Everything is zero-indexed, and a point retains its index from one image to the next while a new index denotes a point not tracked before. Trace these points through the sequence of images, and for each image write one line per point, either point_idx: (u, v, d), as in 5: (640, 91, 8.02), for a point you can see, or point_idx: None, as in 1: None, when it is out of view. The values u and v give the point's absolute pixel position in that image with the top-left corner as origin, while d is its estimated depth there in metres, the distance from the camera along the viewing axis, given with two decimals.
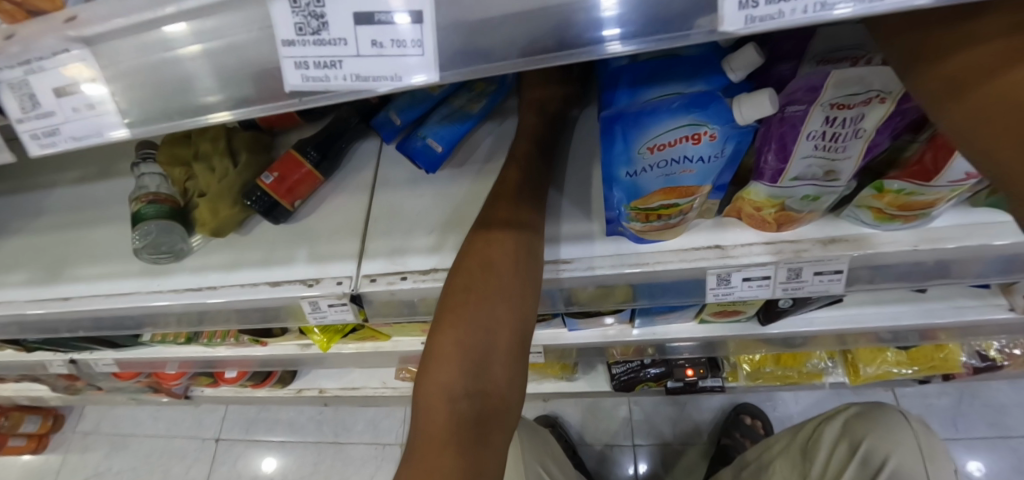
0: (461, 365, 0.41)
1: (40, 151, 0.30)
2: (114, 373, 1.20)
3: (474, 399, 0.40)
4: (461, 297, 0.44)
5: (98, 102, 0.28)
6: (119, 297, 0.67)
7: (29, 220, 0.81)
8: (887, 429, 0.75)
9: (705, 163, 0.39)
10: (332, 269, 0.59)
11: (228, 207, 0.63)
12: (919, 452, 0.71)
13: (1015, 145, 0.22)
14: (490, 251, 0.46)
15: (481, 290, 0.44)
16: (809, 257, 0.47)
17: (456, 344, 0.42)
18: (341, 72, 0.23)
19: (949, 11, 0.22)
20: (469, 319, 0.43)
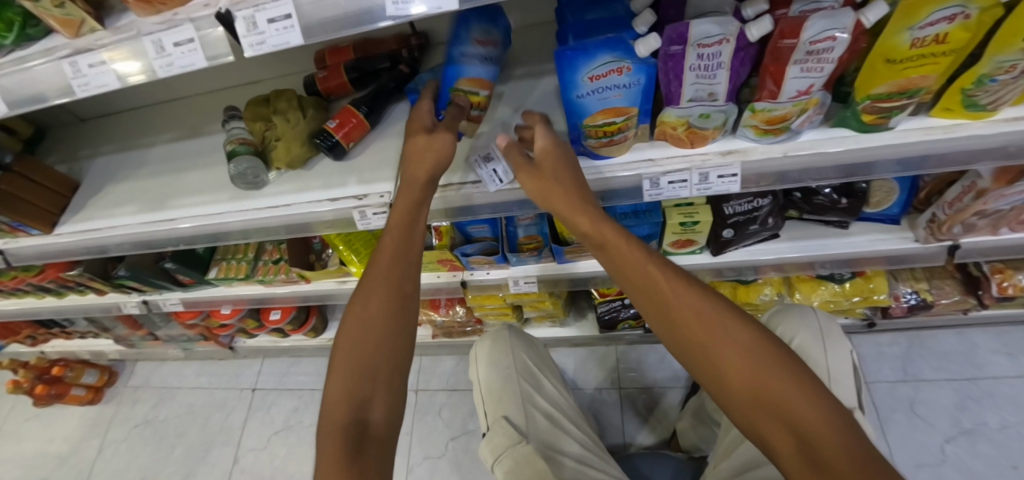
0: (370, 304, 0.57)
1: (254, 54, 0.47)
2: (175, 314, 1.41)
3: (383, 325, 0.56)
4: (352, 337, 0.55)
5: (290, 25, 0.45)
6: (214, 216, 0.88)
7: (137, 168, 1.04)
8: (796, 318, 0.85)
9: (627, 89, 0.60)
10: (376, 187, 0.80)
11: (297, 147, 0.85)
12: (818, 331, 0.81)
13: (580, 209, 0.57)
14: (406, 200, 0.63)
15: (365, 334, 0.55)
16: (712, 163, 0.67)
17: (375, 284, 0.58)
18: (416, 4, 0.42)
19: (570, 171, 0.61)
20: (364, 334, 0.55)
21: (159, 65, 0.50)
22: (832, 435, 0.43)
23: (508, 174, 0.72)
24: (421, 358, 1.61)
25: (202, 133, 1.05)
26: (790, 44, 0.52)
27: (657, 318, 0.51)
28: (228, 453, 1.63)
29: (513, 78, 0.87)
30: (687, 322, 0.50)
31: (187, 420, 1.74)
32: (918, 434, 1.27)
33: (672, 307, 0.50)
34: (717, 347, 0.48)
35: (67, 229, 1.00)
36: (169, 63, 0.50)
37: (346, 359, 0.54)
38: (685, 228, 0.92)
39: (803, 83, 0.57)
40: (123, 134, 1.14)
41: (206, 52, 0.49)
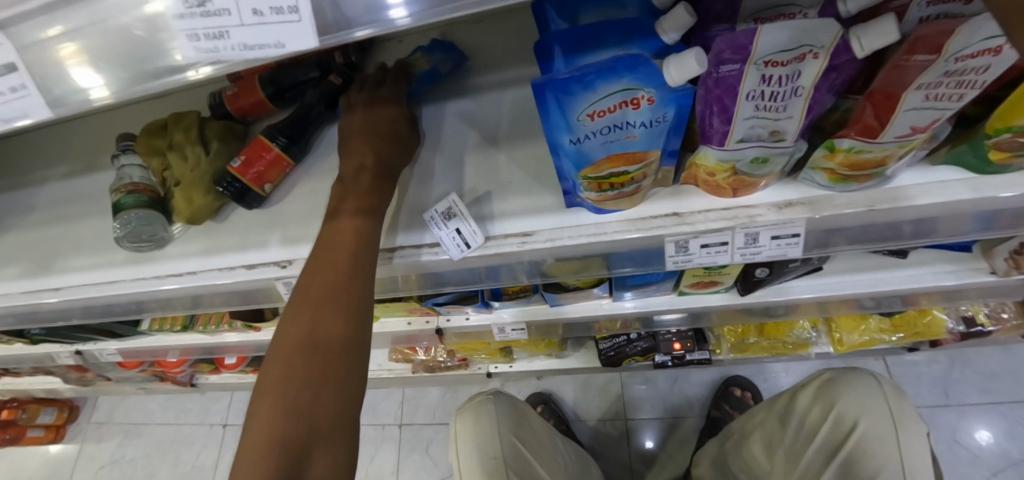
0: (316, 314, 0.44)
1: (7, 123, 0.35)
2: (118, 362, 1.24)
3: (325, 345, 0.43)
4: (296, 336, 0.43)
5: (18, 84, 0.32)
6: (107, 285, 0.68)
7: (19, 215, 0.83)
8: (856, 393, 0.66)
9: (647, 128, 0.39)
10: (303, 250, 0.60)
11: (199, 194, 0.64)
12: (888, 417, 0.62)
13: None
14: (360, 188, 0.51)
15: (309, 332, 0.43)
16: (764, 222, 0.47)
17: (320, 291, 0.46)
18: (229, 41, 0.27)
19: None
20: (309, 331, 0.43)
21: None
22: None
23: (476, 235, 0.52)
24: (405, 389, 1.43)
25: (96, 167, 0.83)
26: (923, 61, 0.31)
27: None
28: None
29: (479, 89, 0.65)
30: None
31: (156, 460, 1.59)
32: (959, 465, 1.13)
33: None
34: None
35: None
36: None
37: (286, 353, 0.42)
38: (709, 270, 0.73)
39: (923, 116, 0.36)
40: (8, 166, 0.92)
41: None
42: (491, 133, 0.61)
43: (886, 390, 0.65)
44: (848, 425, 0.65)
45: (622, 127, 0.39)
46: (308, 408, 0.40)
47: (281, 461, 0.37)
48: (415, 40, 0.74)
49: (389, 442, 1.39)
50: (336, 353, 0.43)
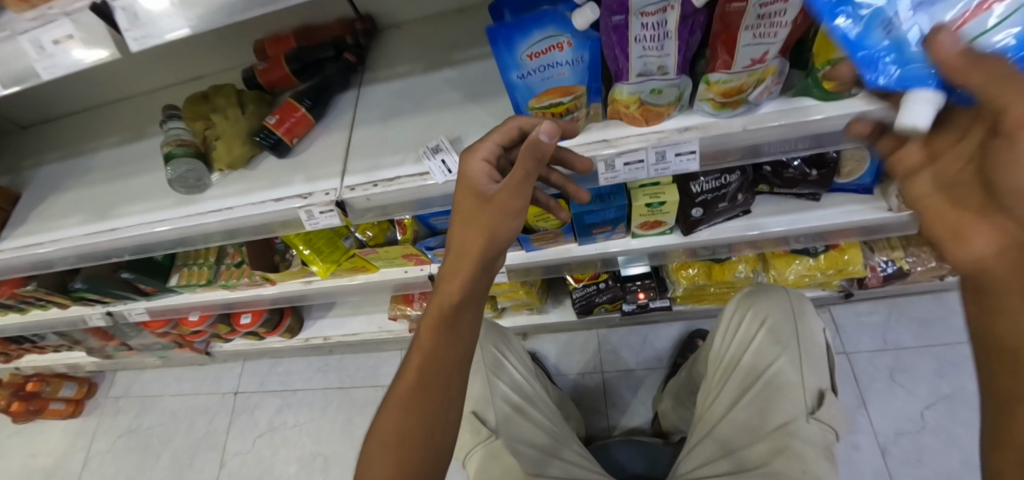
0: (454, 268, 0.52)
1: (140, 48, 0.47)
2: (144, 324, 1.37)
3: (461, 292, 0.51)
4: (449, 276, 0.52)
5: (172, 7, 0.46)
6: (156, 223, 0.83)
7: (77, 176, 0.99)
8: (766, 297, 0.81)
9: (572, 66, 0.56)
10: (322, 184, 0.76)
11: (239, 145, 0.80)
12: (788, 311, 0.78)
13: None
14: (475, 226, 0.51)
15: (458, 272, 0.52)
16: (668, 141, 0.63)
17: (463, 245, 0.52)
18: None
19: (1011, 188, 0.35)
20: (457, 271, 0.52)
21: (42, 66, 0.50)
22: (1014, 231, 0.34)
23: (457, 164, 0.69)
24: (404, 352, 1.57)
25: (142, 136, 0.99)
26: (739, 7, 0.49)
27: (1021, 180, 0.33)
28: (213, 459, 1.60)
29: (461, 61, 0.82)
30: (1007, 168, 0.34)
31: (170, 429, 1.70)
32: (897, 401, 1.27)
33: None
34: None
35: (4, 244, 0.95)
36: (55, 62, 0.50)
37: (448, 287, 0.52)
38: (652, 209, 0.88)
39: (757, 50, 0.53)
40: (64, 139, 1.08)
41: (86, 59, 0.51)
42: (471, 91, 0.78)
43: (788, 294, 0.81)
44: (760, 322, 0.80)
45: (553, 65, 0.55)
46: (435, 423, 0.48)
47: (434, 379, 0.49)
48: (411, 28, 0.91)
49: None
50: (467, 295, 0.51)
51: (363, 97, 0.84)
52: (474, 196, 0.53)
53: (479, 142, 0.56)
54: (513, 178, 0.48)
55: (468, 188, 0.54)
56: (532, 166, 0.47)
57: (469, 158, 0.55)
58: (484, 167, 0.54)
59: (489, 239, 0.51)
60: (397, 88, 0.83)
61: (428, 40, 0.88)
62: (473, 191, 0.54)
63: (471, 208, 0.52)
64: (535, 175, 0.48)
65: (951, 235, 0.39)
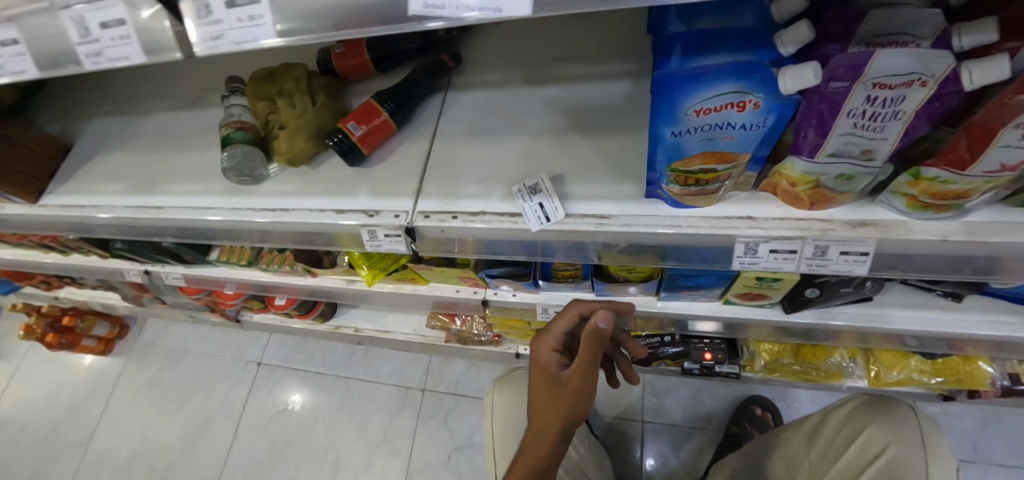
0: (540, 433, 0.61)
1: (206, 50, 0.40)
2: (179, 288, 1.33)
3: (544, 451, 0.61)
4: (535, 438, 0.62)
5: (257, 14, 0.38)
6: (203, 210, 0.75)
7: (130, 137, 0.92)
8: (889, 419, 0.69)
9: (746, 131, 0.43)
10: (390, 203, 0.65)
11: (302, 140, 0.70)
12: (920, 446, 0.64)
13: None
14: (554, 408, 0.60)
15: (543, 436, 0.61)
16: (836, 236, 0.49)
17: (545, 416, 0.61)
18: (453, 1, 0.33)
19: None
20: (542, 435, 0.61)
21: (84, 52, 0.44)
22: None
23: (557, 210, 0.56)
24: (433, 357, 1.48)
25: (198, 105, 0.90)
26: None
27: None
28: (228, 427, 1.58)
29: (568, 79, 0.68)
30: None
31: (191, 386, 1.70)
32: None
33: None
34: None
35: (49, 199, 0.92)
36: (99, 52, 0.44)
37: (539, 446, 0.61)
38: (761, 282, 0.75)
39: (1014, 155, 0.38)
40: (120, 92, 1.02)
41: (144, 43, 0.42)
42: (579, 119, 0.64)
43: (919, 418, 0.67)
44: (865, 443, 0.69)
45: (722, 126, 0.42)
46: None
47: None
48: (510, 25, 0.78)
49: (410, 405, 1.45)
50: (549, 452, 0.60)
51: (448, 102, 0.73)
52: (550, 380, 0.62)
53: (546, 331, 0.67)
54: (579, 366, 0.58)
55: (541, 373, 0.64)
56: (596, 349, 0.57)
57: (541, 348, 0.65)
58: (554, 355, 0.64)
59: (567, 417, 0.59)
60: (487, 100, 0.71)
61: (528, 43, 0.74)
62: (546, 371, 0.63)
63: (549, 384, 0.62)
64: (597, 361, 0.58)
65: None
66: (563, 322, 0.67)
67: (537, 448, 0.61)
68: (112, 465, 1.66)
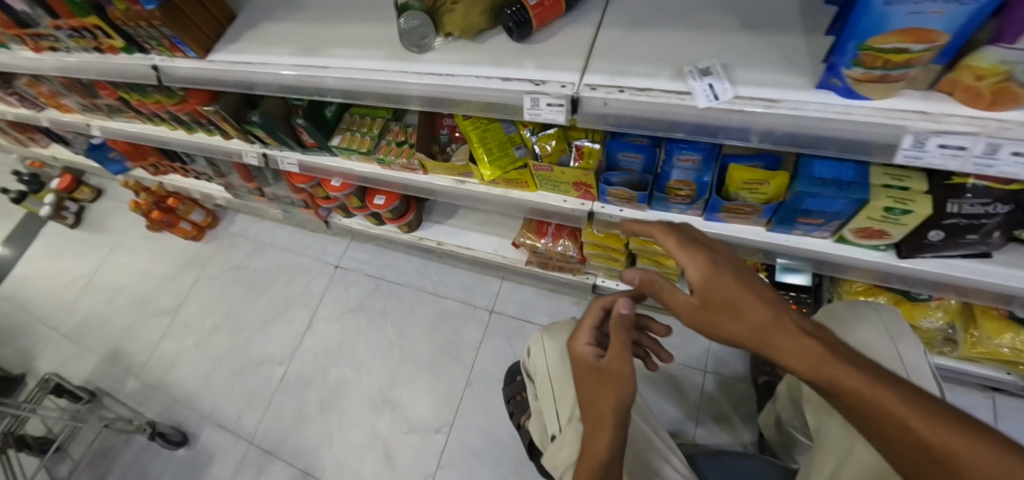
0: (596, 429, 0.57)
1: None
2: (288, 175, 1.44)
3: (606, 455, 0.54)
4: (590, 437, 0.57)
5: None
6: (370, 72, 0.83)
7: (293, 11, 1.01)
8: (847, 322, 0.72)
9: (958, 5, 0.44)
10: (556, 75, 0.70)
11: (476, 13, 0.76)
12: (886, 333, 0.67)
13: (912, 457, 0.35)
14: (601, 396, 0.58)
15: (597, 424, 0.57)
16: (1014, 134, 0.51)
17: (597, 405, 0.58)
18: None
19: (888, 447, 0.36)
20: (597, 428, 0.56)
21: None
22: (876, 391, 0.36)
23: (727, 91, 0.60)
24: (504, 281, 1.56)
25: None
26: None
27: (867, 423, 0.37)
28: (303, 317, 1.72)
29: None
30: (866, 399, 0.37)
31: (273, 277, 1.84)
32: None
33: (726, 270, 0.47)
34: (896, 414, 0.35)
35: (216, 57, 1.01)
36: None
37: (598, 443, 0.55)
38: (888, 216, 0.75)
39: None
40: None
41: None
42: (749, 19, 0.68)
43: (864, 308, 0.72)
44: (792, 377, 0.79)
45: None
46: None
47: None
48: None
49: (477, 322, 1.53)
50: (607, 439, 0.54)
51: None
52: (592, 370, 0.63)
53: (579, 332, 0.71)
54: (615, 343, 0.61)
55: (582, 366, 0.65)
56: (626, 332, 0.62)
57: (576, 345, 0.68)
58: (590, 348, 0.67)
59: (618, 398, 0.56)
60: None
61: None
62: (587, 368, 0.64)
63: (589, 375, 0.62)
64: (629, 341, 0.61)
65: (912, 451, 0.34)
66: (584, 328, 0.72)
67: (594, 449, 0.55)
68: (194, 336, 1.83)
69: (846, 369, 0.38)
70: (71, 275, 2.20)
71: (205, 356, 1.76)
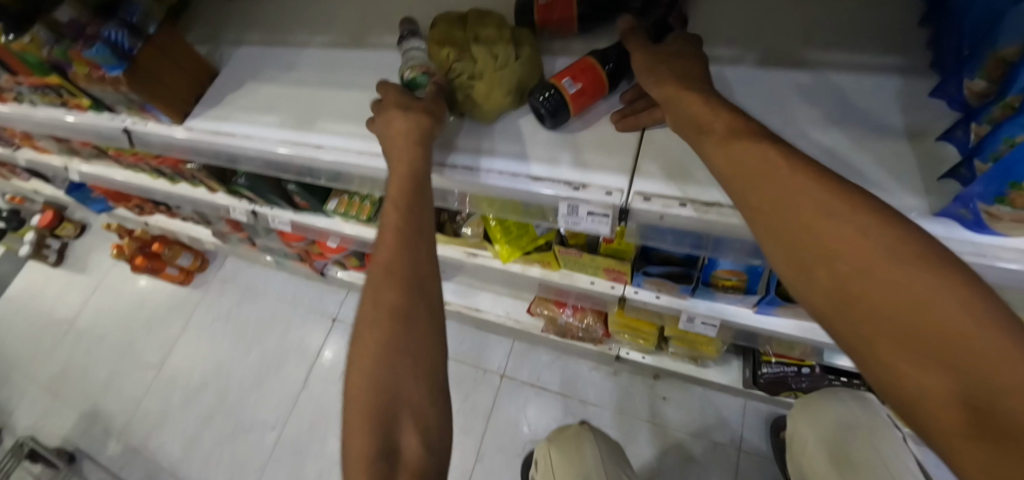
0: (384, 296, 0.49)
1: None
2: (281, 233, 1.32)
3: (395, 323, 0.47)
4: (381, 306, 0.48)
5: None
6: (371, 157, 0.71)
7: (283, 70, 0.89)
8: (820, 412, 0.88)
9: None
10: (599, 177, 0.58)
11: (500, 96, 0.63)
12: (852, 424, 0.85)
13: (925, 379, 0.28)
14: (402, 259, 0.50)
15: (401, 307, 0.48)
16: None
17: (387, 265, 0.50)
18: None
19: (909, 362, 0.29)
20: (392, 311, 0.48)
21: None
22: (959, 315, 0.28)
23: None
24: (516, 342, 1.44)
25: (361, 46, 0.85)
26: None
27: (895, 338, 0.29)
28: (298, 375, 1.59)
29: (817, 66, 0.60)
30: (923, 306, 0.29)
31: (265, 329, 1.71)
32: None
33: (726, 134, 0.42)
34: (948, 323, 0.28)
35: (195, 123, 0.89)
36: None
37: (382, 325, 0.47)
38: None
39: None
40: (269, 23, 0.98)
41: None
42: (836, 114, 0.57)
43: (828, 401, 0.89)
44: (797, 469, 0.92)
45: None
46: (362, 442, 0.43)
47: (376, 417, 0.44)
48: None
49: (486, 387, 1.40)
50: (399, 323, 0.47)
51: None
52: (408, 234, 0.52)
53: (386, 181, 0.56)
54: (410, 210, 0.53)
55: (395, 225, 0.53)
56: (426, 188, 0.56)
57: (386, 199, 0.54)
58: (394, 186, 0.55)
59: (414, 271, 0.50)
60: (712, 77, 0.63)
61: (762, 21, 0.66)
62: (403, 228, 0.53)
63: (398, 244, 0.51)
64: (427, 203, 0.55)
65: (943, 380, 0.27)
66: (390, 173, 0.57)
67: (375, 323, 0.48)
68: (180, 393, 1.69)
69: (908, 268, 0.30)
70: (50, 319, 2.06)
71: (192, 417, 1.63)
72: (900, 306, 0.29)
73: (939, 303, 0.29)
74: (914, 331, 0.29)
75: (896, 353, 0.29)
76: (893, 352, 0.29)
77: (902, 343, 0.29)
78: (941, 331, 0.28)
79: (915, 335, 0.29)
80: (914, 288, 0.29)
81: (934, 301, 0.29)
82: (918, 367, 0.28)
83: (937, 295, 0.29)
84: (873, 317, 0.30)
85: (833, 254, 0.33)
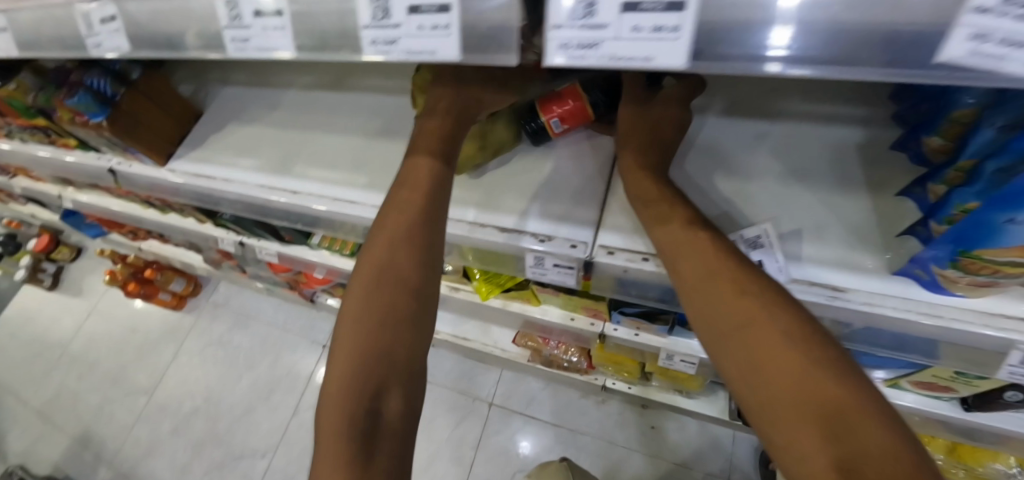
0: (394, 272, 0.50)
1: (378, 57, 0.35)
2: (270, 264, 1.32)
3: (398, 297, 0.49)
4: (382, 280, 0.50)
5: (671, 24, 0.24)
6: (346, 203, 0.71)
7: (265, 111, 0.90)
8: None
9: None
10: (564, 230, 0.58)
11: (468, 146, 0.64)
12: None
13: (801, 435, 0.37)
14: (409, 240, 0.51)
15: (400, 281, 0.50)
16: None
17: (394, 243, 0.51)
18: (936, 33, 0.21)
19: (795, 419, 0.37)
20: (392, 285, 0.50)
21: (372, 39, 0.34)
22: (843, 400, 0.37)
23: (781, 272, 0.50)
24: (505, 370, 1.43)
25: (342, 88, 0.87)
26: None
27: (789, 402, 0.38)
28: (289, 403, 1.59)
29: (781, 117, 0.61)
30: (817, 385, 0.38)
31: (257, 355, 1.71)
32: None
33: (670, 207, 0.51)
34: (837, 397, 0.37)
35: (177, 164, 0.90)
36: (393, 40, 0.34)
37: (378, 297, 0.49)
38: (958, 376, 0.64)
39: None
40: (255, 63, 1.00)
41: (464, 40, 0.32)
42: (797, 167, 0.57)
43: None
44: None
45: None
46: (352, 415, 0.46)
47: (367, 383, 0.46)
48: None
49: (475, 415, 1.40)
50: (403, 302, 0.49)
51: None
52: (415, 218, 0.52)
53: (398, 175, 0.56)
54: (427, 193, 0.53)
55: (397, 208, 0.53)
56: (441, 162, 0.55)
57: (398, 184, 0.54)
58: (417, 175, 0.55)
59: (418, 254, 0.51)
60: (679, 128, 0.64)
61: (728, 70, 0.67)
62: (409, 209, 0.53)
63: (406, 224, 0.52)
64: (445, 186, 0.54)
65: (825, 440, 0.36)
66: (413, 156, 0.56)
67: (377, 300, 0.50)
68: (170, 420, 1.69)
69: (810, 354, 0.39)
70: (44, 343, 2.06)
71: (182, 445, 1.63)
72: (798, 372, 0.39)
73: (826, 383, 0.38)
74: (802, 396, 0.38)
75: (786, 413, 0.38)
76: (782, 405, 0.38)
77: (793, 403, 0.38)
78: (830, 406, 0.37)
79: (811, 400, 0.37)
80: (808, 369, 0.39)
81: (823, 385, 0.37)
82: (795, 423, 0.37)
83: (828, 382, 0.38)
84: (781, 379, 0.39)
85: (750, 325, 0.42)
